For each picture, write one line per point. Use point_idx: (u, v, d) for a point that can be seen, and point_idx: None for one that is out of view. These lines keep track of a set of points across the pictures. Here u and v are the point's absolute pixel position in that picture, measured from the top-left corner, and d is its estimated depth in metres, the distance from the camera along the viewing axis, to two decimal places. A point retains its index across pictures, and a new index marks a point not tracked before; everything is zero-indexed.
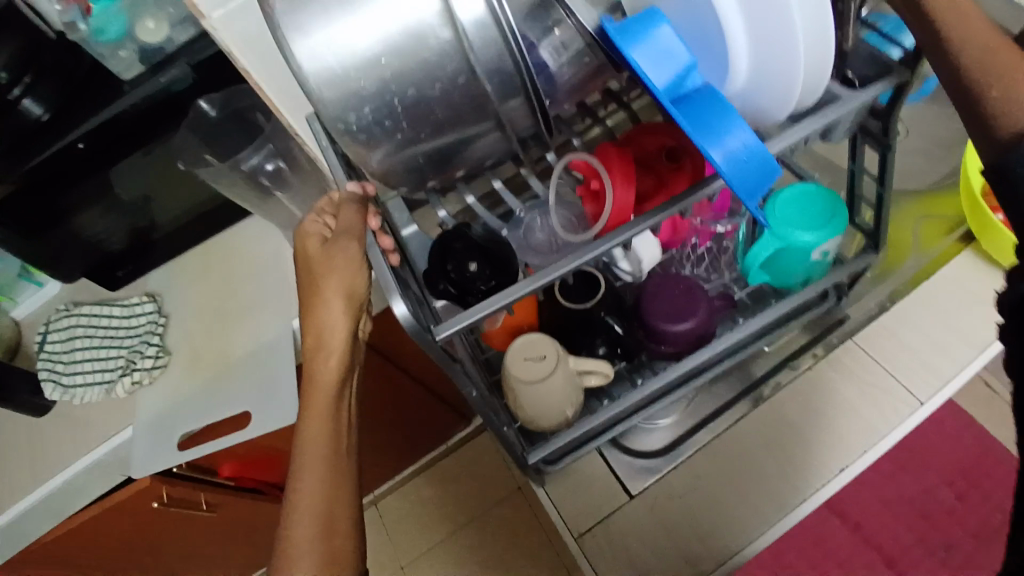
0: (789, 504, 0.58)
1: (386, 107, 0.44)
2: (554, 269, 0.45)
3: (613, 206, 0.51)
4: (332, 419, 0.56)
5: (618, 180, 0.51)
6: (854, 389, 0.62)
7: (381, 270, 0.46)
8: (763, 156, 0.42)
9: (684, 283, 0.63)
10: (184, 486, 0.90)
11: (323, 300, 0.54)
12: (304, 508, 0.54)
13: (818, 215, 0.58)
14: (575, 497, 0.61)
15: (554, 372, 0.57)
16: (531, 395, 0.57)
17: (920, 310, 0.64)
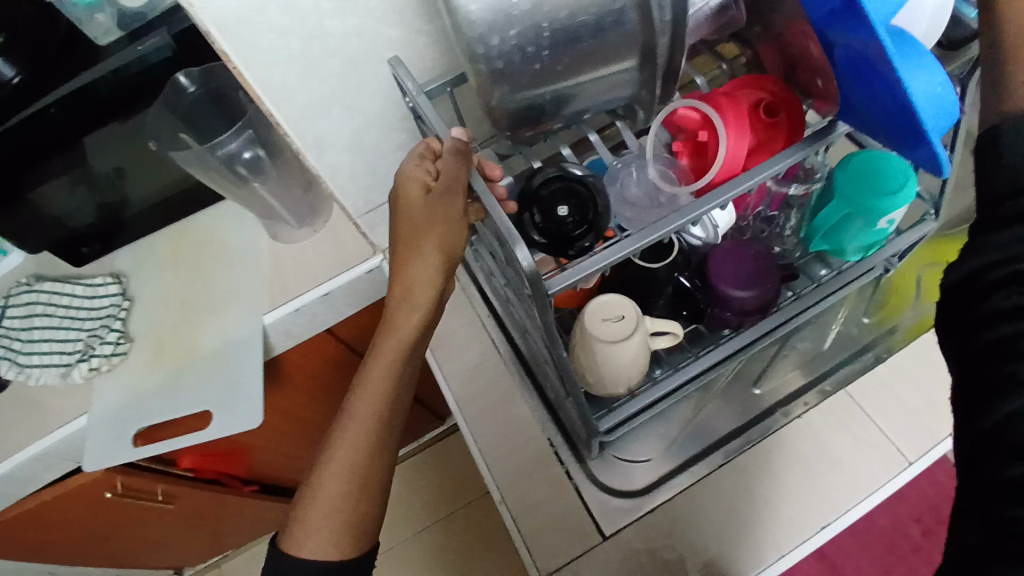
0: (768, 555, 0.56)
1: (532, 30, 0.38)
2: (668, 224, 0.39)
3: (726, 160, 0.43)
4: (397, 379, 0.50)
5: (735, 128, 0.44)
6: (844, 440, 0.59)
7: (492, 209, 0.38)
8: (953, 102, 0.39)
9: (754, 250, 0.58)
10: (142, 477, 0.86)
11: (419, 253, 0.46)
12: (343, 458, 0.50)
13: (891, 177, 0.53)
14: (548, 535, 0.58)
15: (630, 337, 0.51)
16: (606, 356, 0.52)
17: (915, 363, 0.62)
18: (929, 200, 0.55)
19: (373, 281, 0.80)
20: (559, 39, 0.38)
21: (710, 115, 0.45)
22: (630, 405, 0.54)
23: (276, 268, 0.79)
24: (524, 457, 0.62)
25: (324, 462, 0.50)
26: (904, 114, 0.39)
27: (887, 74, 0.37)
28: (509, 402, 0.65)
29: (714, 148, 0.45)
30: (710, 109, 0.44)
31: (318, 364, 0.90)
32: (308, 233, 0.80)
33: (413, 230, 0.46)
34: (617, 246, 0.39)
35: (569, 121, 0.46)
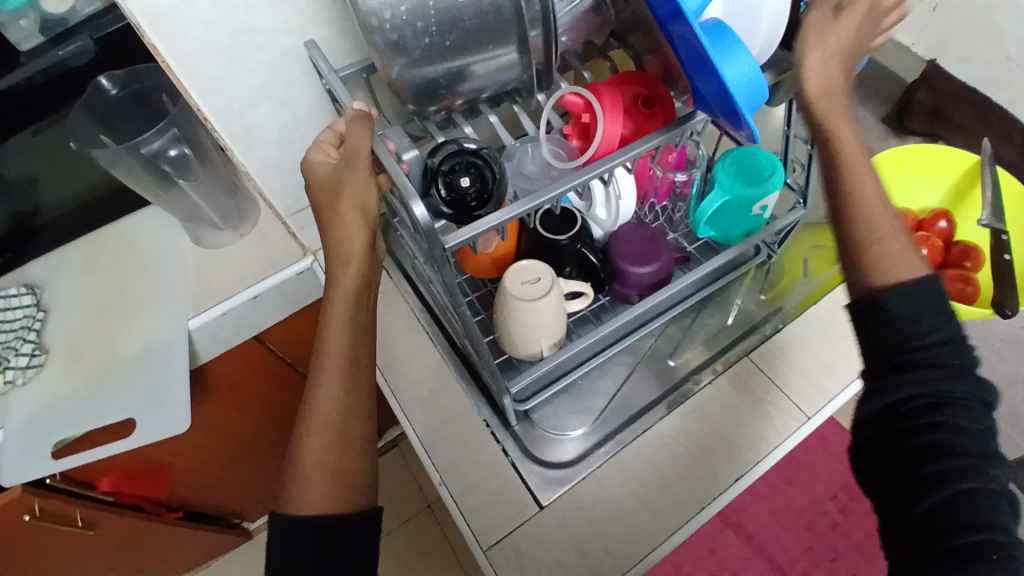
0: (690, 511, 0.60)
1: (419, 6, 0.41)
2: (560, 186, 0.44)
3: (601, 141, 0.47)
4: (354, 329, 0.52)
5: (613, 113, 0.47)
6: (752, 404, 0.66)
7: (395, 173, 0.42)
8: (763, 85, 0.41)
9: (649, 230, 0.63)
10: (60, 499, 0.81)
11: (337, 217, 0.48)
12: (318, 418, 0.51)
13: (760, 169, 0.61)
14: (488, 510, 0.60)
15: (546, 296, 0.55)
16: (521, 314, 0.55)
17: (807, 330, 0.70)
18: (796, 191, 0.64)
19: (305, 283, 0.80)
20: (451, 17, 0.42)
21: (586, 102, 0.48)
22: (539, 368, 0.59)
23: (202, 272, 0.78)
24: (461, 440, 0.64)
25: (300, 429, 0.51)
26: (722, 93, 0.41)
27: (701, 54, 0.39)
28: (444, 390, 0.67)
29: (595, 129, 0.48)
30: (590, 95, 0.47)
31: (252, 374, 0.89)
32: (236, 236, 0.80)
33: (330, 198, 0.48)
34: (509, 209, 0.44)
35: (465, 100, 0.50)
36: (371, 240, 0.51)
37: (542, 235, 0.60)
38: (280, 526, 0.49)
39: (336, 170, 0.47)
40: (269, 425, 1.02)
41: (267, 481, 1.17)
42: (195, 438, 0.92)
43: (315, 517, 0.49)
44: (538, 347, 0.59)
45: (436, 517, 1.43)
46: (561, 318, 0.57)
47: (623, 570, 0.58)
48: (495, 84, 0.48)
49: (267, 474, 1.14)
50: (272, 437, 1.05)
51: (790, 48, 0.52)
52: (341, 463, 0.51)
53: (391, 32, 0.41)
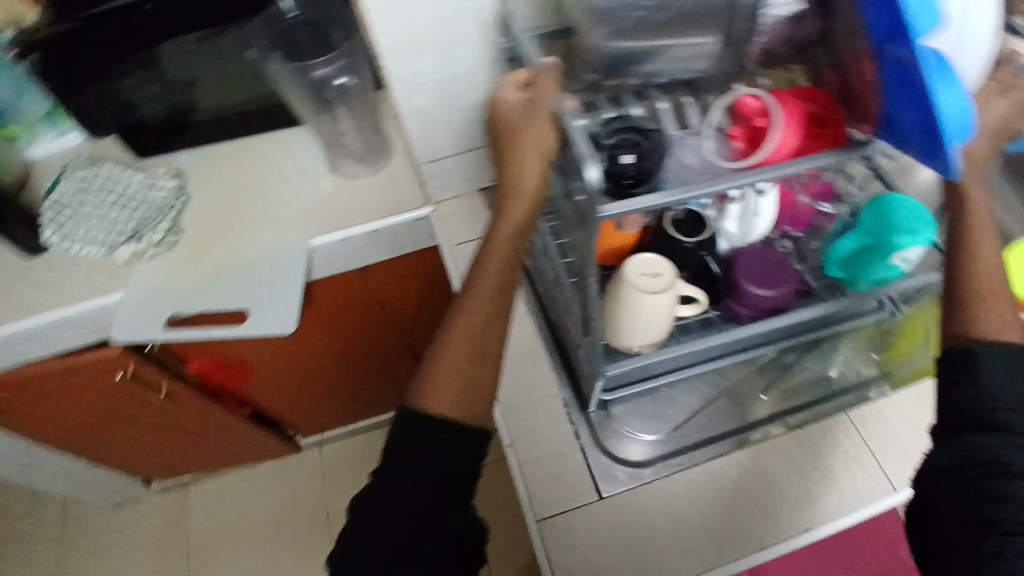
0: (747, 546, 0.59)
1: None
2: (729, 180, 0.44)
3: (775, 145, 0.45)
4: (511, 258, 0.55)
5: (791, 125, 0.46)
6: (839, 459, 0.63)
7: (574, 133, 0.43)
8: (969, 123, 0.41)
9: (778, 255, 0.61)
10: (153, 365, 0.88)
11: (516, 152, 0.50)
12: (461, 330, 0.53)
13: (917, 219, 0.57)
14: (548, 486, 0.61)
15: (664, 292, 0.55)
16: (632, 303, 0.55)
17: (914, 402, 0.66)
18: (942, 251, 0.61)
19: (418, 230, 0.82)
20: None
21: (766, 107, 0.47)
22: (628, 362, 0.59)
23: (329, 198, 0.81)
24: (537, 415, 0.65)
25: (443, 337, 0.54)
26: (928, 122, 0.40)
27: (919, 80, 0.39)
28: (531, 362, 0.68)
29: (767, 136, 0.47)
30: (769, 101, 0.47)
31: (346, 303, 0.93)
32: (368, 172, 0.83)
33: (513, 134, 0.52)
34: (667, 194, 0.44)
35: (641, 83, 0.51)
36: (543, 179, 0.52)
37: (668, 233, 0.59)
38: (405, 421, 0.50)
39: (524, 108, 0.50)
40: (346, 354, 1.06)
41: (329, 405, 1.22)
42: (279, 348, 0.97)
43: (441, 415, 0.50)
44: (634, 339, 0.59)
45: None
46: (667, 318, 0.57)
47: None
48: (675, 70, 0.50)
49: (330, 400, 1.20)
50: (344, 366, 1.10)
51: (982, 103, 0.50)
52: (475, 373, 0.53)
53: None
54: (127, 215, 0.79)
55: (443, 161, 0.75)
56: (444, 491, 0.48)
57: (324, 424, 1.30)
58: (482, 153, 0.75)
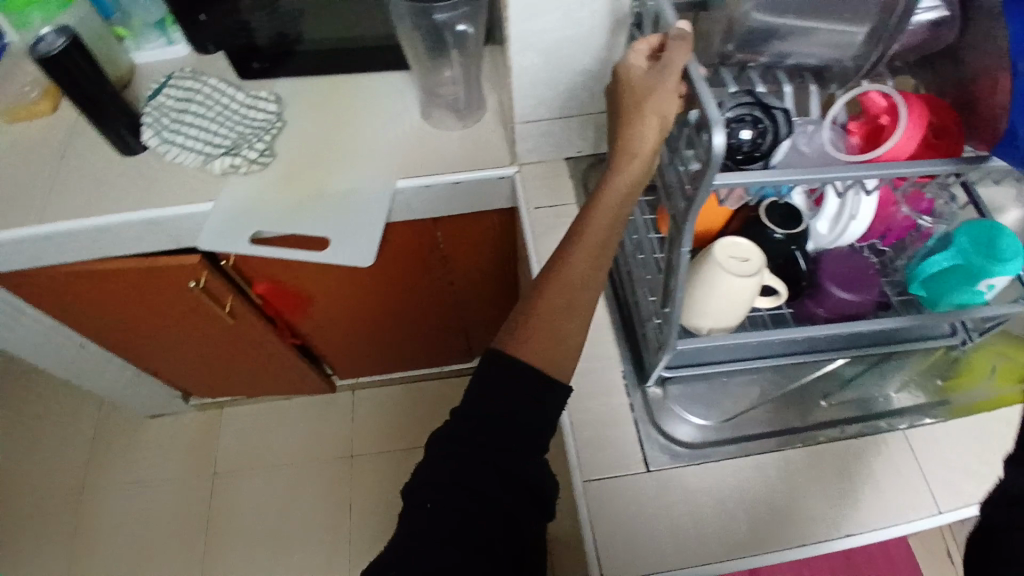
0: (784, 539, 0.60)
1: None
2: (841, 172, 0.46)
3: (894, 143, 0.48)
4: (614, 223, 0.55)
5: (913, 127, 0.48)
6: (887, 473, 0.63)
7: (705, 93, 0.43)
8: None
9: (865, 262, 0.64)
10: (221, 280, 0.92)
11: (636, 117, 0.51)
12: (556, 288, 0.55)
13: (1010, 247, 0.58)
14: (597, 449, 0.63)
15: (750, 277, 0.55)
16: (716, 283, 0.56)
17: (969, 432, 0.66)
18: None
19: (498, 188, 0.83)
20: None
21: (894, 105, 0.50)
22: (694, 341, 0.60)
23: (419, 144, 0.84)
24: (595, 381, 0.67)
25: (535, 293, 0.55)
26: None
27: None
28: (596, 330, 0.70)
29: (889, 134, 0.50)
30: (899, 99, 0.49)
31: (412, 250, 0.95)
32: (459, 125, 0.85)
33: (634, 99, 0.51)
34: (775, 174, 0.45)
35: (762, 64, 0.55)
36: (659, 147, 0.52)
37: (761, 221, 0.60)
38: (490, 362, 0.53)
39: (647, 75, 0.51)
40: (399, 301, 1.08)
41: (371, 351, 1.25)
42: (339, 284, 1.00)
43: (520, 366, 0.52)
44: (705, 320, 0.60)
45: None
46: (746, 304, 0.58)
47: (700, 562, 0.59)
48: (806, 53, 0.53)
49: (373, 346, 1.23)
50: (395, 314, 1.12)
51: None
52: (559, 332, 0.54)
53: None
54: (226, 131, 0.81)
55: (538, 124, 0.76)
56: (509, 435, 0.51)
57: (361, 368, 1.33)
58: (577, 121, 0.76)
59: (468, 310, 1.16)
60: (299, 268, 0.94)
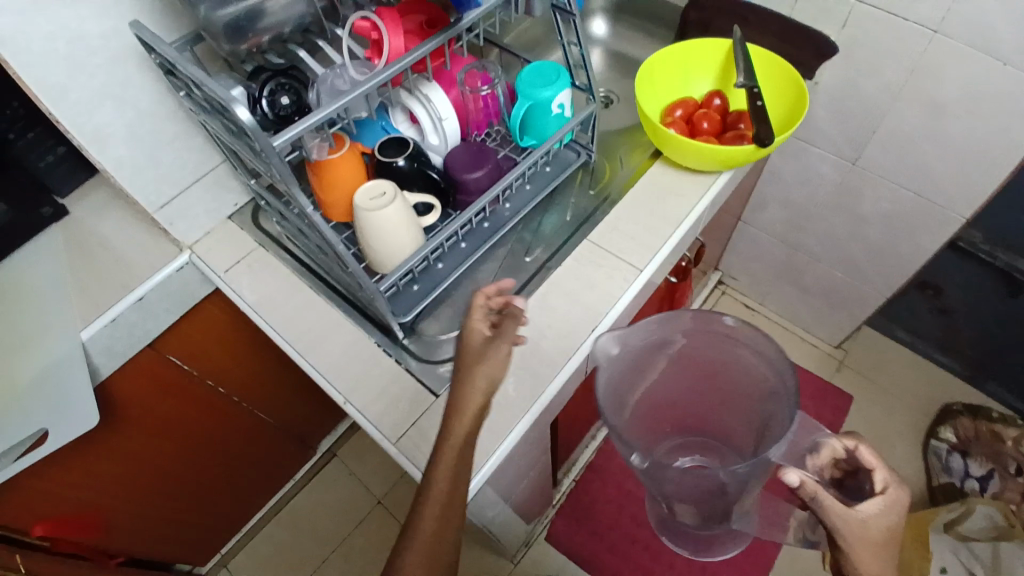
0: (569, 353, 0.70)
1: None
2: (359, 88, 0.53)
3: (389, 49, 0.55)
4: None
5: (393, 28, 0.56)
6: (598, 274, 0.76)
7: (206, 81, 0.48)
8: (531, 87, 0.73)
9: (476, 145, 0.74)
10: (478, 350, 0.61)
11: None
12: None
13: (549, 77, 0.74)
14: (386, 411, 0.67)
15: (390, 204, 0.65)
16: (372, 223, 0.65)
17: (634, 206, 0.81)
18: (586, 88, 0.77)
19: (185, 277, 0.85)
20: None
21: (371, 25, 0.56)
22: (394, 272, 0.67)
23: (85, 291, 0.82)
24: (354, 363, 0.71)
25: None
26: None
27: None
28: (335, 326, 0.74)
29: (383, 41, 0.56)
30: (375, 20, 0.55)
31: (147, 405, 0.98)
32: (118, 255, 0.85)
33: None
34: (316, 115, 0.52)
35: (273, 38, 0.54)
36: None
37: (380, 161, 0.68)
38: None
39: None
40: (185, 441, 1.09)
41: (201, 500, 1.24)
42: (105, 462, 0.99)
43: None
44: (400, 247, 0.67)
45: (390, 509, 1.48)
46: (407, 224, 0.67)
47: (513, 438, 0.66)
48: None
49: (200, 489, 1.22)
50: (194, 451, 1.13)
51: (541, 77, 0.74)
52: None
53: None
54: None
55: (175, 203, 0.79)
56: None
57: (214, 520, 1.32)
58: (214, 176, 0.80)
59: (239, 406, 1.16)
60: (41, 482, 0.91)
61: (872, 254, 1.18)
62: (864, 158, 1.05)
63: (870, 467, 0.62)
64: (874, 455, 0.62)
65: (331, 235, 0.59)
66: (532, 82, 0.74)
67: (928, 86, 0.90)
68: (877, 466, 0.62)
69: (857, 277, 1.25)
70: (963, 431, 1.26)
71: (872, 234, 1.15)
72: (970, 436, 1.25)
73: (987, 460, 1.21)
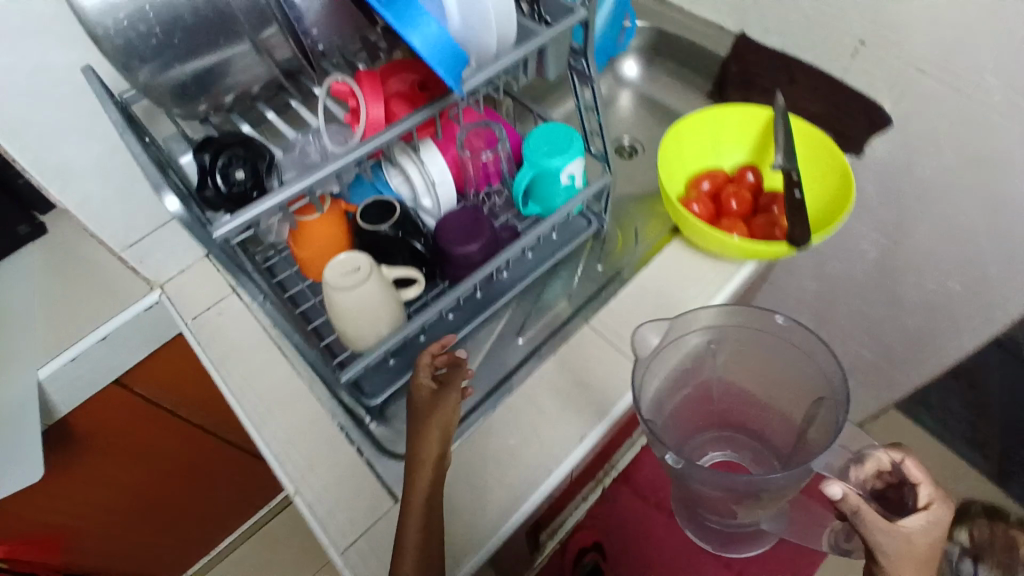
0: (552, 466, 0.61)
1: None
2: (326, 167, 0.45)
3: (367, 121, 0.48)
4: None
5: (373, 96, 0.48)
6: (599, 369, 0.67)
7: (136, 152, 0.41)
8: (539, 152, 0.65)
9: (473, 211, 0.65)
10: (428, 402, 0.57)
11: None
12: None
13: (560, 143, 0.66)
14: (339, 510, 0.61)
15: (363, 283, 0.57)
16: (341, 304, 0.57)
17: (647, 290, 0.72)
18: (601, 157, 0.69)
19: (155, 316, 0.78)
20: (174, 16, 0.40)
21: (349, 90, 0.48)
22: (366, 356, 0.59)
23: (44, 323, 0.75)
24: (313, 448, 0.64)
25: None
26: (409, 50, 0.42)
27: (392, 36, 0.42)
28: (299, 399, 0.67)
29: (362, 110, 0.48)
30: (353, 85, 0.48)
31: (109, 439, 0.91)
32: (85, 285, 0.78)
33: None
34: (272, 196, 0.44)
35: (238, 96, 0.47)
36: None
37: (363, 227, 0.61)
38: None
39: None
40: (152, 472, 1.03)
41: (167, 525, 1.18)
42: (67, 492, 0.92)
43: None
44: (375, 326, 0.60)
45: None
46: (384, 304, 0.59)
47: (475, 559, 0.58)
48: None
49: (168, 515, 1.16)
50: (162, 480, 1.07)
51: (552, 141, 0.66)
52: None
53: (117, 38, 0.38)
54: None
55: (145, 240, 0.71)
56: None
57: (180, 543, 1.27)
58: None
59: (214, 439, 1.09)
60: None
61: (906, 339, 1.08)
62: (910, 242, 0.94)
63: (915, 481, 0.55)
64: (919, 469, 0.55)
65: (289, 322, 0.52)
66: (540, 147, 0.65)
67: (994, 178, 0.80)
68: (923, 480, 0.55)
69: (887, 359, 1.15)
70: (976, 532, 1.16)
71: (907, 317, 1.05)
72: (984, 540, 1.15)
73: (999, 569, 1.10)
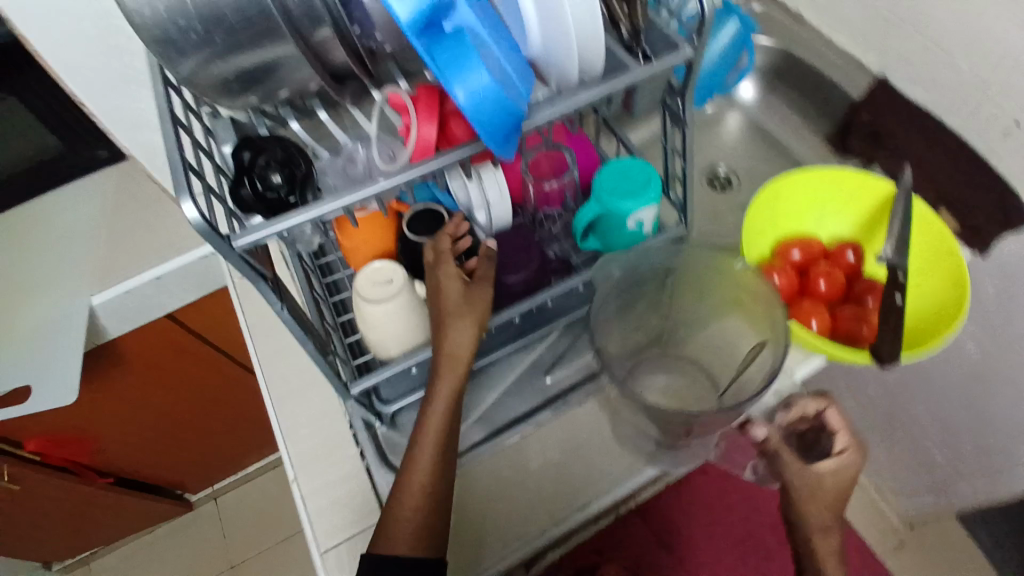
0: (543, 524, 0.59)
1: None
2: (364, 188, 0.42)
3: (415, 142, 0.45)
4: None
5: (427, 117, 0.45)
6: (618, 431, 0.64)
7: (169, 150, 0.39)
8: (608, 189, 0.59)
9: (528, 236, 0.63)
10: (458, 303, 0.53)
11: None
12: None
13: (634, 183, 0.59)
14: (330, 511, 0.60)
15: (393, 296, 0.55)
16: (369, 314, 0.55)
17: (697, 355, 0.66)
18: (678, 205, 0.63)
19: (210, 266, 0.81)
20: (216, 15, 0.37)
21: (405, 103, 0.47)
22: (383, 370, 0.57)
23: (108, 251, 0.78)
24: (320, 440, 0.64)
25: None
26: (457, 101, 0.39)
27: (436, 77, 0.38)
28: (319, 387, 0.67)
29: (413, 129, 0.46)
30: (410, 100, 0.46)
31: (155, 364, 0.96)
32: (153, 222, 0.80)
33: None
34: (303, 210, 0.41)
35: (292, 94, 0.46)
36: None
37: (407, 236, 0.58)
38: None
39: None
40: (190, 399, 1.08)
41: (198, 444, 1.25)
42: (109, 403, 0.98)
43: None
44: (401, 340, 0.57)
45: None
46: (411, 320, 0.57)
47: None
48: None
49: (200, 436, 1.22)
50: (199, 407, 1.12)
51: (625, 178, 0.59)
52: None
53: (154, 30, 0.37)
54: None
55: None
56: None
57: (210, 461, 1.35)
58: None
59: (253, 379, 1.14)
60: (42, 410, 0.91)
61: (986, 453, 0.96)
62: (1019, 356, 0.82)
63: (833, 431, 0.56)
64: (839, 419, 0.56)
65: (311, 331, 0.50)
66: (610, 183, 0.60)
67: None
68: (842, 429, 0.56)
69: (958, 466, 1.03)
70: None
71: (990, 429, 0.92)
72: None
73: None
